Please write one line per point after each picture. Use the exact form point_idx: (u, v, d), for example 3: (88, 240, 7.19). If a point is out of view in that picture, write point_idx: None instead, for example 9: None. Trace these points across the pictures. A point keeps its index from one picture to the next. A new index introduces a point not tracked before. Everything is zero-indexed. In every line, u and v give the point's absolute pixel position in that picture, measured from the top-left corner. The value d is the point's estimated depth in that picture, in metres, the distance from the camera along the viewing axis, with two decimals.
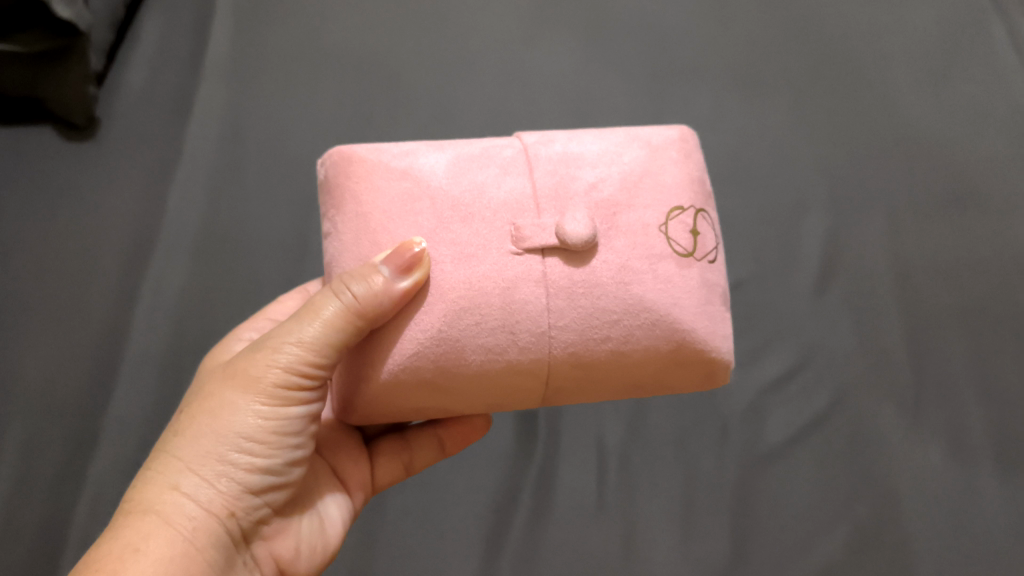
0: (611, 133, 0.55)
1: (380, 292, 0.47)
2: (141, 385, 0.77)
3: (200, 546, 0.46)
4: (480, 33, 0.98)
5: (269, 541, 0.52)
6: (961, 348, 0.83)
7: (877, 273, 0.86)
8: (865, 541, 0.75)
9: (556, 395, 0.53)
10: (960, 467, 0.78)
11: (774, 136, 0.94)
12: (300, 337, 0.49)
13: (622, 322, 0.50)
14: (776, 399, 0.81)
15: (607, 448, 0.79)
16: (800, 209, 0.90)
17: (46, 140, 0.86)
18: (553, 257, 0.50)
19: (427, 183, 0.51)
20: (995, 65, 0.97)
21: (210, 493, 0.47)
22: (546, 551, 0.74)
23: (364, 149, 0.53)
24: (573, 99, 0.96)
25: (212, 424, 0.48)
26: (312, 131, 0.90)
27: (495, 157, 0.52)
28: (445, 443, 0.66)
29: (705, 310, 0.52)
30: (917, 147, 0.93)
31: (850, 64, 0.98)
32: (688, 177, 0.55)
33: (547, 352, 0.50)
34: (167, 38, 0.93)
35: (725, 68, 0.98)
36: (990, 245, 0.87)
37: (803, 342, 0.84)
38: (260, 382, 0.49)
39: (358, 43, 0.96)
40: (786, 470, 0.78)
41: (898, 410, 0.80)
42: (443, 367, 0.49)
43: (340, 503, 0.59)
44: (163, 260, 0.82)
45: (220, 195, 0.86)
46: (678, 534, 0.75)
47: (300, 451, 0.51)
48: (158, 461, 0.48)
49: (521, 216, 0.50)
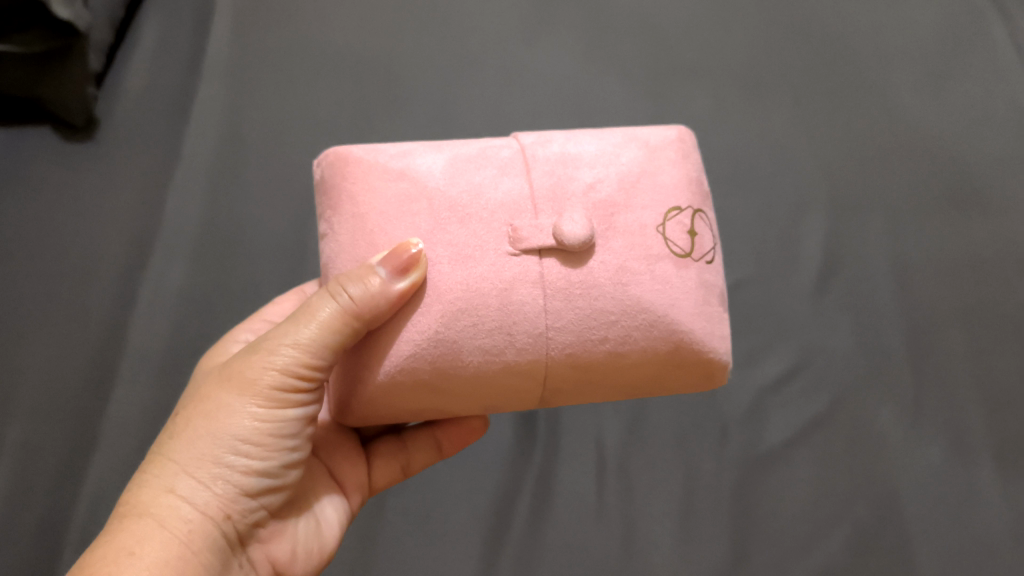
0: (609, 133, 0.55)
1: (376, 293, 0.47)
2: (141, 385, 0.77)
3: (196, 549, 0.46)
4: (479, 33, 0.98)
5: (266, 543, 0.52)
6: (962, 348, 0.82)
7: (878, 273, 0.86)
8: (865, 542, 0.74)
9: (554, 396, 0.53)
10: (961, 467, 0.77)
11: (774, 136, 0.94)
12: (296, 339, 0.49)
13: (620, 323, 0.50)
14: (776, 400, 0.81)
15: (607, 449, 0.78)
16: (800, 209, 0.90)
17: (45, 140, 0.86)
18: (550, 258, 0.50)
19: (424, 184, 0.50)
20: (996, 64, 0.97)
21: (206, 495, 0.47)
22: (546, 552, 0.73)
23: (361, 150, 0.53)
24: (572, 99, 0.95)
25: (207, 426, 0.48)
26: (311, 131, 0.90)
27: (493, 158, 0.52)
28: (442, 444, 0.66)
29: (703, 311, 0.52)
30: (917, 147, 0.93)
31: (850, 63, 0.98)
32: (686, 178, 0.54)
33: (545, 352, 0.49)
34: (166, 39, 0.93)
35: (724, 67, 0.98)
36: (991, 244, 0.87)
37: (804, 342, 0.83)
38: (256, 384, 0.49)
39: (358, 43, 0.95)
40: (786, 470, 0.78)
41: (899, 410, 0.80)
42: (440, 368, 0.49)
43: (337, 505, 0.59)
44: (162, 260, 0.82)
45: (219, 196, 0.86)
46: (678, 535, 0.75)
47: (296, 453, 0.51)
48: (154, 464, 0.48)
49: (518, 217, 0.50)
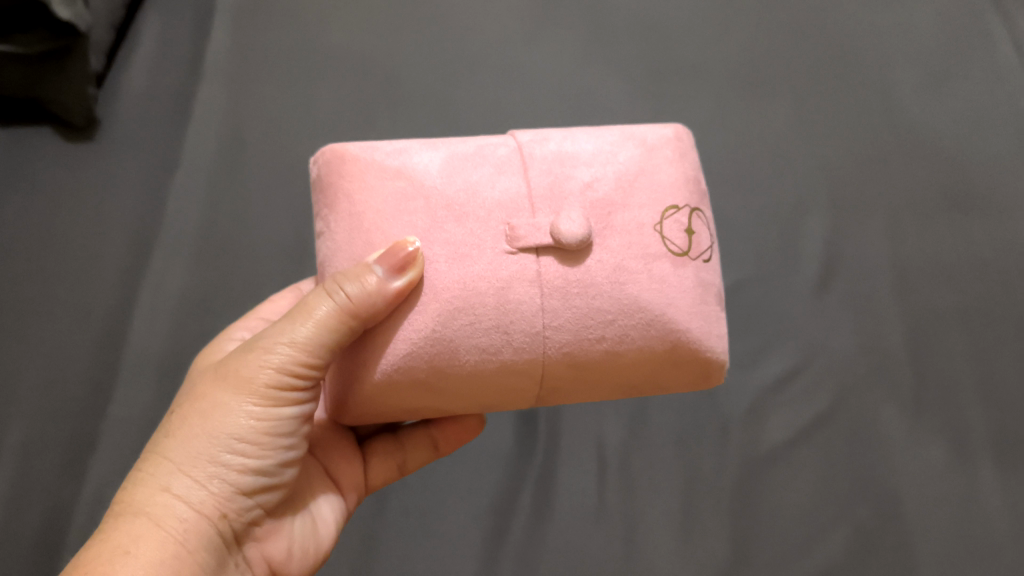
0: (606, 131, 0.55)
1: (373, 292, 0.47)
2: (141, 385, 0.77)
3: (192, 548, 0.46)
4: (478, 33, 0.98)
5: (261, 542, 0.52)
6: (962, 348, 0.82)
7: (878, 273, 0.86)
8: (866, 542, 0.74)
9: (551, 395, 0.53)
10: (962, 468, 0.77)
11: (774, 136, 0.94)
12: (292, 338, 0.49)
13: (617, 322, 0.50)
14: (776, 400, 0.81)
15: (607, 449, 0.78)
16: (801, 209, 0.89)
17: (45, 141, 0.86)
18: (548, 256, 0.49)
19: (421, 183, 0.50)
20: (997, 64, 0.97)
21: (201, 494, 0.47)
22: (546, 552, 0.73)
23: (357, 148, 0.53)
24: (572, 99, 0.95)
25: (203, 425, 0.48)
26: (311, 132, 0.90)
27: (490, 156, 0.52)
28: (439, 443, 0.66)
29: (700, 310, 0.52)
30: (917, 147, 0.92)
31: (851, 63, 0.98)
32: (683, 176, 0.54)
33: (542, 351, 0.49)
34: (167, 39, 0.93)
35: (725, 68, 0.98)
36: (991, 244, 0.86)
37: (804, 342, 0.83)
38: (252, 383, 0.49)
39: (358, 43, 0.95)
40: (787, 471, 0.78)
41: (899, 411, 0.80)
42: (437, 367, 0.49)
43: (333, 504, 0.59)
44: (162, 260, 0.82)
45: (220, 196, 0.86)
46: (678, 535, 0.75)
47: (292, 452, 0.51)
48: (149, 462, 0.48)
49: (515, 215, 0.50)
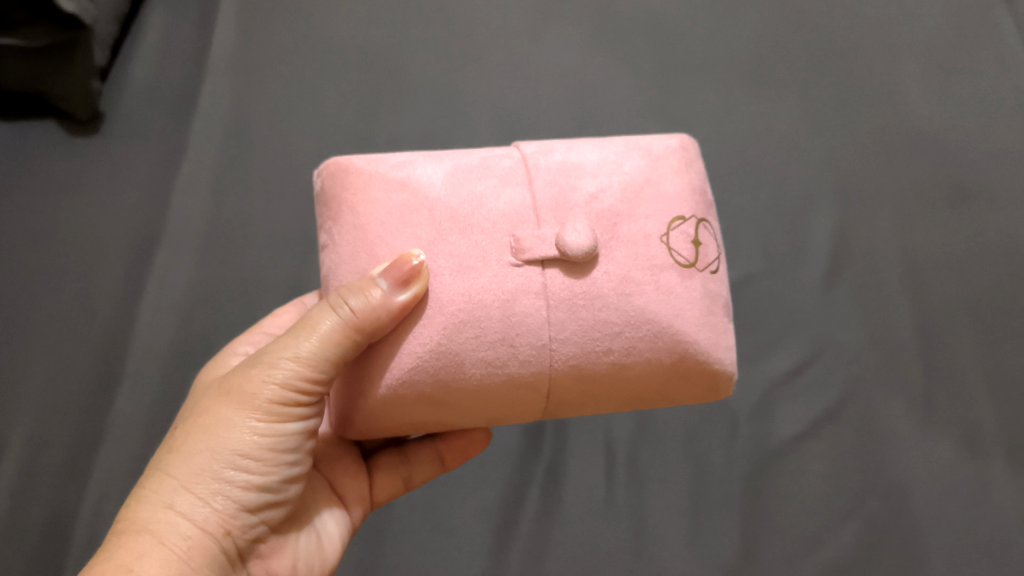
0: (611, 142, 0.55)
1: (378, 305, 0.46)
2: (145, 382, 0.77)
3: (196, 566, 0.46)
4: (480, 28, 0.97)
5: (266, 559, 0.52)
6: (970, 343, 0.81)
7: (887, 269, 0.85)
8: (875, 537, 0.74)
9: (558, 408, 0.52)
10: (971, 464, 0.77)
11: (780, 131, 0.93)
12: (296, 352, 0.48)
13: (624, 334, 0.49)
14: (784, 396, 0.80)
15: (616, 446, 0.78)
16: (809, 204, 0.89)
17: (49, 137, 0.85)
18: (553, 268, 0.49)
19: (425, 195, 0.50)
20: (1003, 56, 0.95)
21: (205, 511, 0.47)
22: (555, 549, 0.73)
23: (362, 160, 0.52)
24: (578, 93, 0.95)
25: (206, 440, 0.48)
26: (314, 128, 0.90)
27: (494, 167, 0.51)
28: (445, 457, 0.66)
29: (708, 321, 0.51)
30: (923, 140, 0.91)
31: (857, 56, 0.97)
32: (689, 187, 0.53)
33: (548, 365, 0.49)
34: (171, 35, 0.93)
35: (732, 62, 0.97)
36: (999, 238, 0.86)
37: (813, 337, 0.83)
38: (255, 398, 0.48)
39: (360, 39, 0.95)
40: (795, 467, 0.77)
41: (909, 409, 0.79)
42: (442, 381, 0.48)
43: (338, 519, 0.58)
44: (167, 258, 0.82)
45: (224, 192, 0.85)
46: (686, 532, 0.74)
47: (296, 468, 0.50)
48: (152, 479, 0.48)
49: (521, 227, 0.49)
